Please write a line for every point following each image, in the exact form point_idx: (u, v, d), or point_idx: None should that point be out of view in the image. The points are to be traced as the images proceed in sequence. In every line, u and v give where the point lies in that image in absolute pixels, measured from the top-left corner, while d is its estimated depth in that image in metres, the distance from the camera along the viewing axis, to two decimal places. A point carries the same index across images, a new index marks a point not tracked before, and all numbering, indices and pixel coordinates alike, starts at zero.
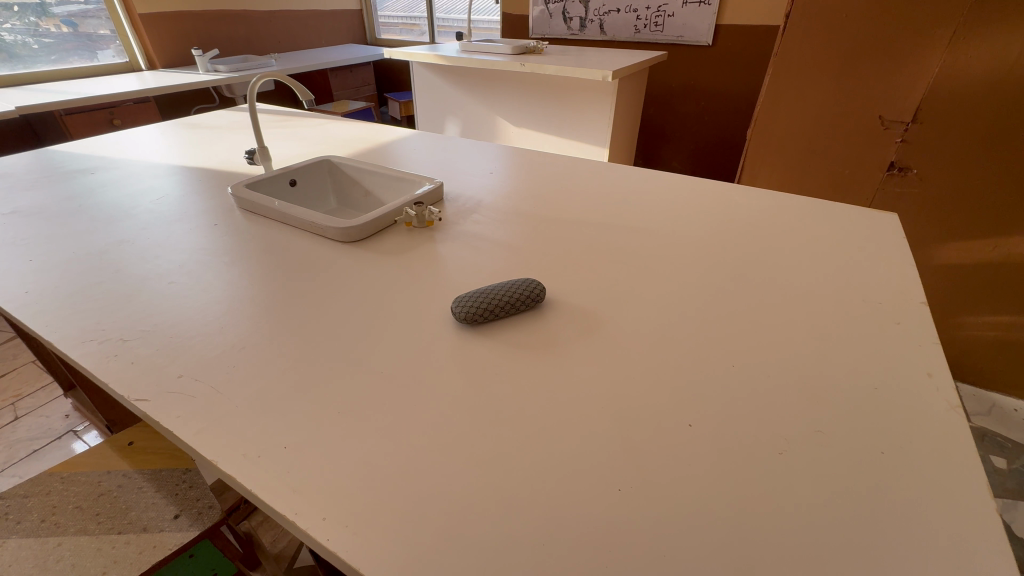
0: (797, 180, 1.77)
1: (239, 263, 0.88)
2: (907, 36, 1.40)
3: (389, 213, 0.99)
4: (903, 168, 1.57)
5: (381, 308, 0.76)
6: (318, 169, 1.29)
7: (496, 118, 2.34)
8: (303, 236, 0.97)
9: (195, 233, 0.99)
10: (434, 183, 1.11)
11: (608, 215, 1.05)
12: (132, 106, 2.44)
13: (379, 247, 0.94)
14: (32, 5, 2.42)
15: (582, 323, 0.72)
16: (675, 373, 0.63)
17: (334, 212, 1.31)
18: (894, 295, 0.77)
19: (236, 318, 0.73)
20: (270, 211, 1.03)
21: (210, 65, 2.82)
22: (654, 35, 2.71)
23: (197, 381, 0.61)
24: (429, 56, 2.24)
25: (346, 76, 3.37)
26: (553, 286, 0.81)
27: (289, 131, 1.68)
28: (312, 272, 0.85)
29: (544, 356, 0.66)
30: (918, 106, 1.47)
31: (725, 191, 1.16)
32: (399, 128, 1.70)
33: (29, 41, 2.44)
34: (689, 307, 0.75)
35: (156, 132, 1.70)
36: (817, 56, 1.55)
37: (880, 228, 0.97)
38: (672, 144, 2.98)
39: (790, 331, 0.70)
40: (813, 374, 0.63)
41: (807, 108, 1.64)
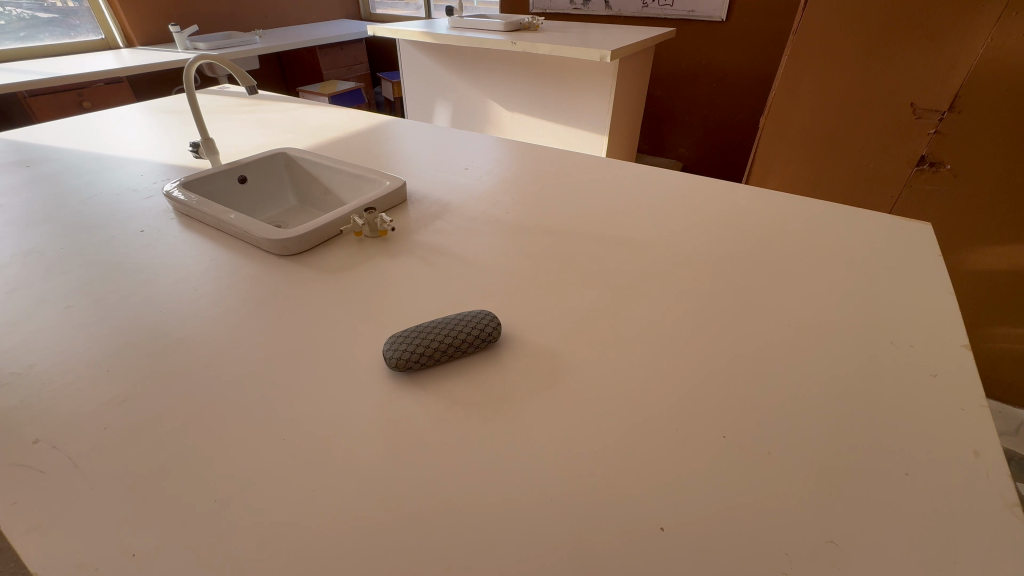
0: (815, 173, 1.60)
1: (157, 282, 0.77)
2: (946, 12, 1.21)
3: (336, 222, 0.86)
4: (935, 163, 1.39)
5: (305, 344, 0.64)
6: (273, 163, 1.15)
7: (487, 102, 2.17)
8: (238, 248, 0.85)
9: (119, 242, 0.87)
10: (395, 184, 0.97)
11: (591, 224, 0.91)
12: (103, 87, 2.32)
13: (320, 262, 0.81)
14: None
15: (541, 368, 0.60)
16: (648, 444, 0.51)
17: (292, 210, 1.17)
18: (924, 337, 0.64)
19: (130, 358, 0.62)
20: (205, 216, 0.91)
21: (189, 42, 2.68)
22: (663, 9, 2.49)
23: (55, 450, 0.50)
24: (416, 33, 2.07)
25: (336, 54, 3.19)
26: (515, 317, 0.68)
27: (254, 117, 1.54)
28: (237, 296, 0.73)
29: (489, 416, 0.54)
30: (957, 92, 1.29)
31: (729, 193, 1.01)
32: (376, 114, 1.55)
33: (29, 14, 2.39)
34: (677, 349, 0.62)
35: (114, 115, 1.57)
36: (841, 33, 1.37)
37: (910, 244, 0.83)
38: (680, 129, 2.79)
39: (793, 386, 0.57)
40: (818, 450, 0.50)
41: (830, 92, 1.46)
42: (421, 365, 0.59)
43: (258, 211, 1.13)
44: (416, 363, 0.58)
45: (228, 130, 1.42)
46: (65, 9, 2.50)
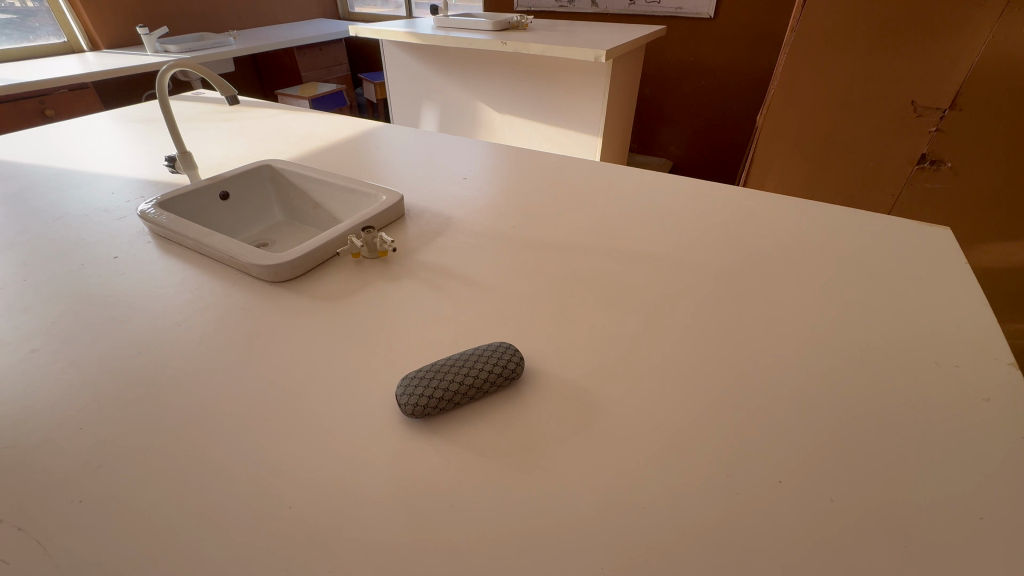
0: (814, 173, 1.58)
1: (132, 318, 0.69)
2: (948, 8, 1.20)
3: (331, 243, 0.80)
4: (936, 162, 1.38)
5: (306, 387, 0.58)
6: (257, 177, 1.07)
7: (476, 103, 2.11)
8: (225, 274, 0.78)
9: (88, 271, 0.79)
10: (393, 198, 0.91)
11: (604, 237, 0.86)
12: (68, 94, 2.19)
13: (316, 289, 0.75)
14: None
15: (571, 408, 0.55)
16: (696, 493, 0.47)
17: (278, 227, 1.09)
18: (969, 357, 0.60)
19: (106, 410, 0.55)
20: (186, 239, 0.83)
21: (159, 45, 2.55)
22: (650, 7, 2.46)
23: (19, 532, 0.44)
24: (400, 34, 1.99)
25: (315, 55, 3.09)
26: (536, 346, 0.62)
27: (233, 125, 1.45)
28: (226, 332, 0.66)
29: (519, 466, 0.49)
30: (959, 90, 1.27)
31: (741, 199, 0.98)
32: (363, 121, 1.48)
33: None
34: (715, 378, 0.58)
35: (79, 125, 1.47)
36: (841, 31, 1.34)
37: (935, 252, 0.80)
38: (670, 128, 2.77)
39: (843, 418, 0.53)
40: (883, 493, 0.46)
41: (829, 92, 1.44)
42: (437, 410, 0.53)
43: (242, 229, 1.05)
44: (433, 408, 0.53)
45: (206, 141, 1.33)
46: (22, 10, 2.35)
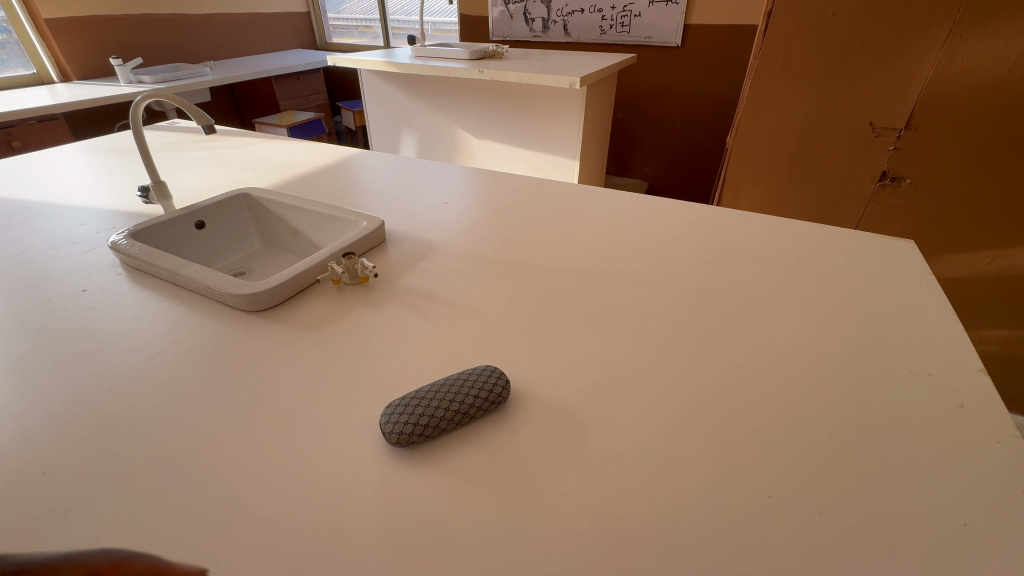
0: (784, 192, 1.63)
1: (102, 353, 0.67)
2: (896, 36, 1.28)
3: (310, 271, 0.78)
4: (896, 178, 1.45)
5: (288, 418, 0.56)
6: (234, 206, 1.06)
7: (454, 129, 2.14)
8: (200, 305, 0.76)
9: (55, 306, 0.76)
10: (373, 224, 0.91)
11: (585, 258, 0.87)
12: (36, 125, 2.14)
13: (296, 317, 0.73)
14: None
15: (560, 429, 0.54)
16: (690, 511, 0.46)
17: (256, 255, 1.08)
18: (942, 364, 0.62)
19: (72, 452, 0.52)
20: (159, 270, 0.81)
21: (132, 75, 2.53)
22: (620, 36, 2.57)
23: None
24: (378, 63, 2.02)
25: (293, 84, 3.10)
26: (522, 369, 0.62)
27: (208, 154, 1.44)
28: (202, 365, 0.64)
29: (511, 491, 0.48)
30: (913, 111, 1.35)
31: (716, 218, 1.00)
32: (342, 148, 1.48)
33: None
34: (699, 395, 0.58)
35: (47, 156, 1.43)
36: (799, 58, 1.42)
37: (902, 264, 0.83)
38: (644, 150, 2.84)
39: (827, 429, 0.54)
40: (870, 502, 0.47)
41: (793, 115, 1.51)
42: (423, 438, 0.52)
43: (219, 258, 1.03)
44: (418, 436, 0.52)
45: (180, 170, 1.31)
46: None
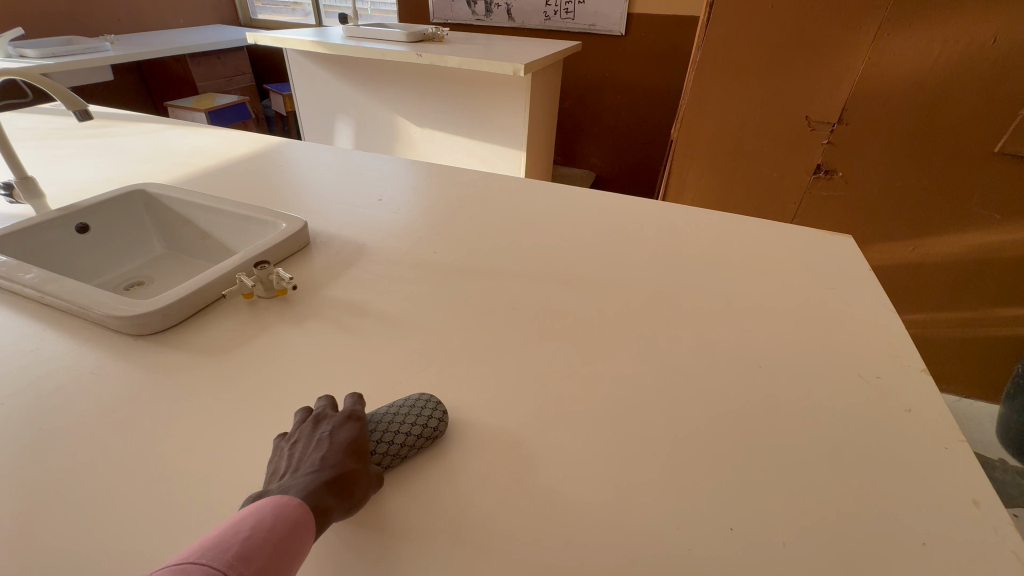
0: (726, 185, 1.66)
1: None
2: (830, 30, 1.30)
3: (215, 284, 0.68)
4: (829, 171, 1.49)
5: (181, 473, 0.47)
6: (126, 205, 0.91)
7: (393, 117, 2.01)
8: (75, 331, 0.63)
9: None
10: (294, 226, 0.80)
11: (531, 261, 0.81)
12: None
13: (199, 340, 0.63)
14: None
15: (507, 464, 0.48)
16: (649, 551, 0.42)
17: (159, 261, 0.94)
18: (888, 367, 0.62)
19: None
20: (22, 287, 0.67)
21: (11, 48, 2.19)
22: (565, 23, 2.51)
23: None
24: (306, 43, 1.85)
25: (212, 64, 2.82)
26: (464, 393, 0.56)
27: (101, 143, 1.25)
28: (71, 409, 0.53)
29: (452, 546, 0.42)
30: (845, 105, 1.38)
31: (663, 216, 0.98)
32: (263, 137, 1.34)
33: None
34: (655, 415, 0.54)
35: None
36: (740, 50, 1.42)
37: (844, 262, 0.83)
38: (590, 140, 2.83)
39: (785, 449, 0.51)
40: (831, 524, 0.45)
41: (734, 107, 1.51)
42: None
43: (108, 267, 0.89)
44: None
45: (64, 161, 1.12)
46: None
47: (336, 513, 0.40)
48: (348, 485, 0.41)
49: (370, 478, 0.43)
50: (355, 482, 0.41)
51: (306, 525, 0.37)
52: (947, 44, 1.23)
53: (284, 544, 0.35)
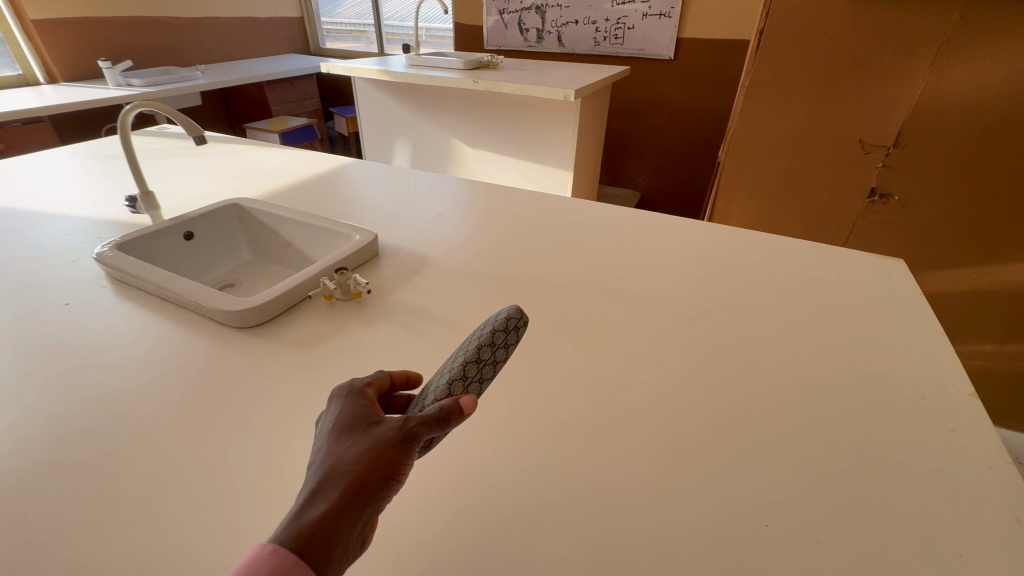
0: (775, 206, 1.65)
1: (87, 373, 0.64)
2: (885, 55, 1.31)
3: (301, 286, 0.77)
4: (884, 195, 1.47)
5: (278, 444, 0.55)
6: (223, 216, 1.04)
7: (447, 138, 2.13)
8: (186, 322, 0.74)
9: (36, 320, 0.74)
10: (366, 237, 0.90)
11: (579, 275, 0.87)
12: (21, 128, 2.11)
13: (288, 334, 0.72)
14: None
15: (556, 455, 0.54)
16: (686, 539, 0.46)
17: (246, 266, 1.06)
18: (933, 388, 0.63)
19: (51, 481, 0.50)
20: (146, 284, 0.79)
21: (121, 78, 2.49)
22: (614, 48, 2.59)
23: None
24: (372, 71, 2.02)
25: (285, 90, 3.08)
26: (517, 392, 0.62)
27: (199, 162, 1.42)
28: (189, 386, 0.63)
29: (508, 521, 0.48)
30: (901, 129, 1.37)
31: (708, 236, 1.01)
32: (334, 157, 1.47)
33: None
34: (695, 420, 0.58)
35: (31, 161, 1.40)
36: (791, 74, 1.44)
37: (893, 285, 0.84)
38: (636, 161, 2.86)
39: (822, 459, 0.54)
40: (865, 530, 0.47)
41: (784, 130, 1.52)
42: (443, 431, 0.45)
43: (205, 270, 1.01)
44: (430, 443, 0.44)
45: (169, 178, 1.29)
46: None
47: (354, 484, 0.35)
48: (353, 454, 0.37)
49: (386, 433, 0.38)
50: (361, 447, 0.37)
51: (304, 530, 0.33)
52: (1012, 67, 1.20)
53: (287, 541, 0.32)
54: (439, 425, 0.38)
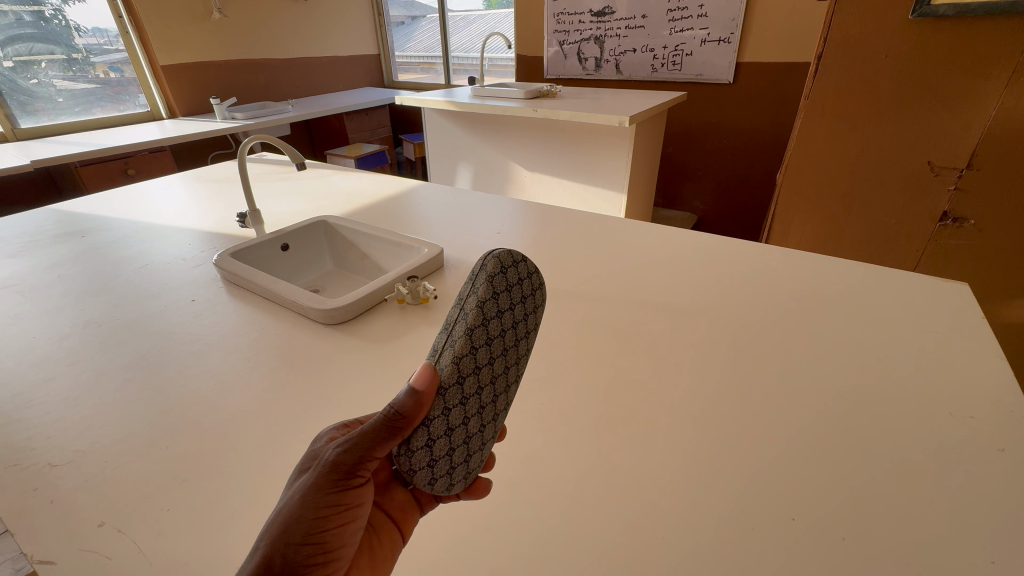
0: (837, 230, 1.63)
1: (208, 353, 0.78)
2: (955, 77, 1.28)
3: (379, 290, 0.89)
4: (958, 219, 1.40)
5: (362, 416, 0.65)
6: (313, 231, 1.20)
7: (507, 162, 2.26)
8: (286, 318, 0.88)
9: (171, 311, 0.90)
10: (433, 250, 1.01)
11: (627, 291, 0.93)
12: (147, 156, 2.47)
13: (368, 331, 0.84)
14: (80, 57, 2.55)
15: (599, 445, 0.61)
16: (714, 528, 0.51)
17: (329, 275, 1.21)
18: (984, 409, 0.63)
19: (187, 433, 0.63)
20: (253, 285, 0.94)
21: (227, 112, 2.86)
22: (672, 73, 2.64)
23: (120, 534, 0.50)
24: (441, 102, 2.20)
25: (361, 119, 3.39)
26: (565, 393, 0.69)
27: (292, 184, 1.62)
28: (289, 367, 0.75)
29: (553, 498, 0.55)
30: (973, 152, 1.32)
31: (758, 256, 1.04)
32: (405, 180, 1.63)
33: (73, 88, 2.55)
34: (731, 427, 0.62)
35: (160, 184, 1.66)
36: (851, 97, 1.43)
37: (951, 307, 0.83)
38: (693, 184, 2.87)
39: (857, 469, 0.56)
40: (894, 534, 0.49)
41: (845, 152, 1.50)
42: (437, 421, 0.42)
43: (297, 277, 1.17)
44: (423, 442, 0.42)
45: (268, 198, 1.49)
46: (106, 80, 2.68)
47: (263, 556, 0.37)
48: (269, 522, 0.39)
49: (297, 491, 0.40)
50: (279, 510, 0.39)
51: None
52: None
53: None
54: (363, 452, 0.40)
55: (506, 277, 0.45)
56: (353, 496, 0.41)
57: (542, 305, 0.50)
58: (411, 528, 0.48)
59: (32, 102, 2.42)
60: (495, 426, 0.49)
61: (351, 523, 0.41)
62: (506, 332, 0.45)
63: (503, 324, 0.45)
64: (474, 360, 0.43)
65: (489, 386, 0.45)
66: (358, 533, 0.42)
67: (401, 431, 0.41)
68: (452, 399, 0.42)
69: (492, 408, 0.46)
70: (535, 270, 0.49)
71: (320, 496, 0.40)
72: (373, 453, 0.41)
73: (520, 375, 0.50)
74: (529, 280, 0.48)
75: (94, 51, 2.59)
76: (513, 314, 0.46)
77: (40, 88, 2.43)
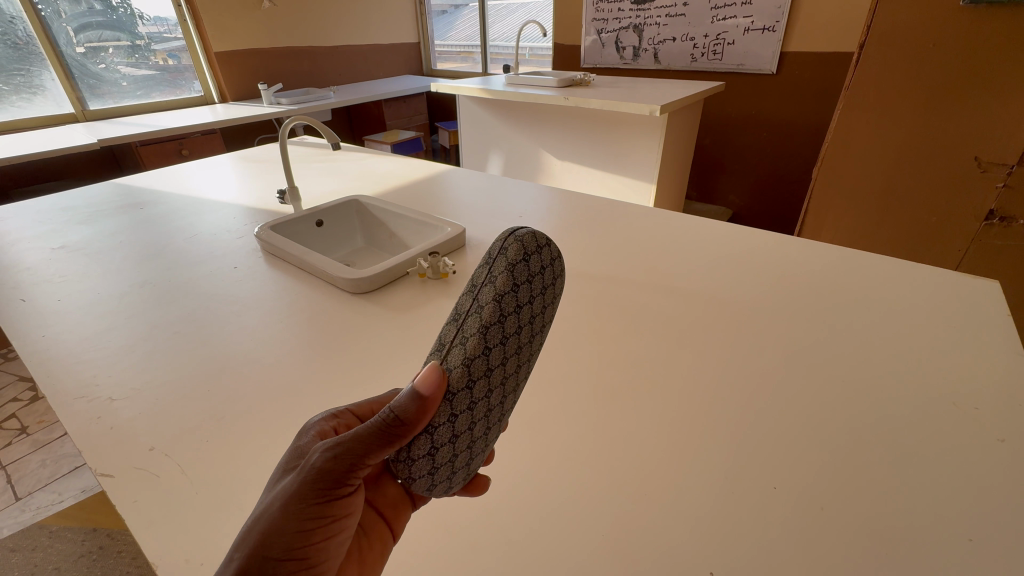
0: (874, 227, 1.57)
1: (248, 314, 0.86)
2: (1011, 67, 1.21)
3: (403, 263, 0.95)
4: (1005, 218, 1.34)
5: (380, 373, 0.71)
6: (346, 209, 1.27)
7: (538, 151, 2.29)
8: (317, 286, 0.95)
9: (218, 277, 0.98)
10: (456, 229, 1.05)
11: (641, 275, 0.95)
12: (200, 138, 2.63)
13: (390, 300, 0.89)
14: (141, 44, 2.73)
15: (597, 414, 0.64)
16: (697, 493, 0.54)
17: (360, 251, 1.28)
18: (992, 401, 0.62)
19: (227, 379, 0.70)
20: (289, 256, 1.01)
21: (274, 98, 2.99)
22: (712, 63, 2.58)
23: (167, 457, 0.58)
24: (475, 90, 2.24)
25: (399, 106, 3.47)
26: (570, 366, 0.73)
27: (329, 165, 1.71)
28: (318, 328, 0.81)
29: (549, 457, 0.59)
30: None
31: (778, 246, 1.03)
32: (435, 164, 1.68)
33: (134, 73, 2.74)
34: (728, 404, 0.64)
35: (210, 162, 1.78)
36: (896, 87, 1.38)
37: (977, 302, 0.81)
38: (729, 177, 2.81)
39: (848, 449, 0.58)
40: (874, 509, 0.51)
41: (887, 145, 1.45)
42: (442, 428, 0.42)
43: (330, 251, 1.24)
44: (425, 450, 0.43)
45: (307, 178, 1.57)
46: (164, 67, 2.86)
47: (241, 566, 0.39)
48: (250, 529, 0.40)
49: (283, 497, 0.41)
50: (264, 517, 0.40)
51: None
52: None
53: None
54: (354, 461, 0.41)
55: (529, 264, 0.43)
56: (341, 502, 0.42)
57: (561, 295, 0.49)
58: (402, 528, 0.49)
59: (99, 86, 2.62)
60: (497, 423, 0.49)
61: (337, 531, 0.43)
62: (522, 327, 0.44)
63: (520, 320, 0.43)
64: (487, 361, 0.42)
65: (498, 388, 0.45)
66: (344, 541, 0.44)
67: (397, 440, 0.41)
68: (460, 404, 0.42)
69: (498, 407, 0.47)
70: (557, 253, 0.47)
71: (305, 507, 0.40)
72: (362, 463, 0.41)
73: (531, 368, 0.50)
74: (550, 266, 0.46)
75: (154, 39, 2.76)
76: (531, 307, 0.44)
77: (106, 73, 2.62)
